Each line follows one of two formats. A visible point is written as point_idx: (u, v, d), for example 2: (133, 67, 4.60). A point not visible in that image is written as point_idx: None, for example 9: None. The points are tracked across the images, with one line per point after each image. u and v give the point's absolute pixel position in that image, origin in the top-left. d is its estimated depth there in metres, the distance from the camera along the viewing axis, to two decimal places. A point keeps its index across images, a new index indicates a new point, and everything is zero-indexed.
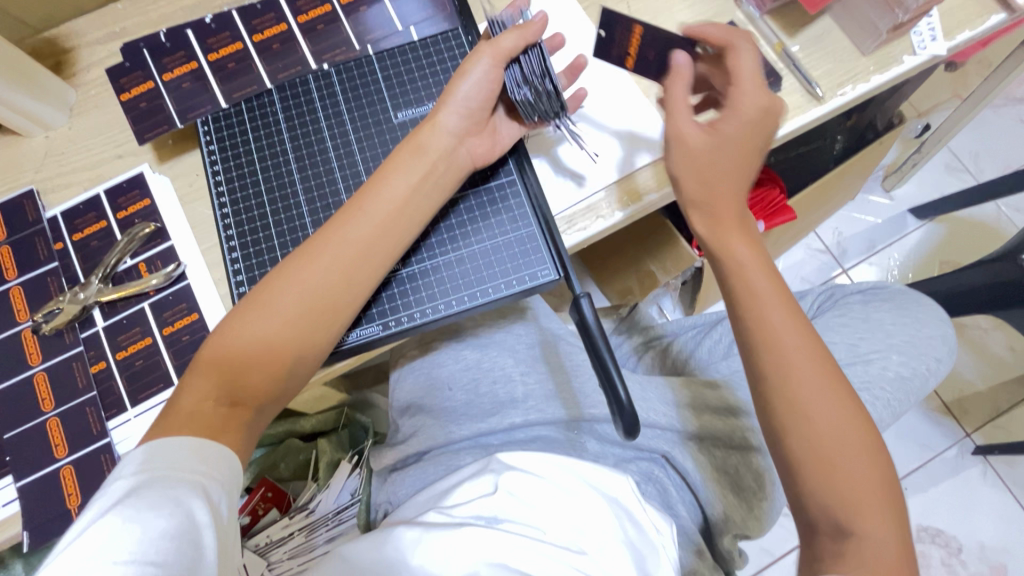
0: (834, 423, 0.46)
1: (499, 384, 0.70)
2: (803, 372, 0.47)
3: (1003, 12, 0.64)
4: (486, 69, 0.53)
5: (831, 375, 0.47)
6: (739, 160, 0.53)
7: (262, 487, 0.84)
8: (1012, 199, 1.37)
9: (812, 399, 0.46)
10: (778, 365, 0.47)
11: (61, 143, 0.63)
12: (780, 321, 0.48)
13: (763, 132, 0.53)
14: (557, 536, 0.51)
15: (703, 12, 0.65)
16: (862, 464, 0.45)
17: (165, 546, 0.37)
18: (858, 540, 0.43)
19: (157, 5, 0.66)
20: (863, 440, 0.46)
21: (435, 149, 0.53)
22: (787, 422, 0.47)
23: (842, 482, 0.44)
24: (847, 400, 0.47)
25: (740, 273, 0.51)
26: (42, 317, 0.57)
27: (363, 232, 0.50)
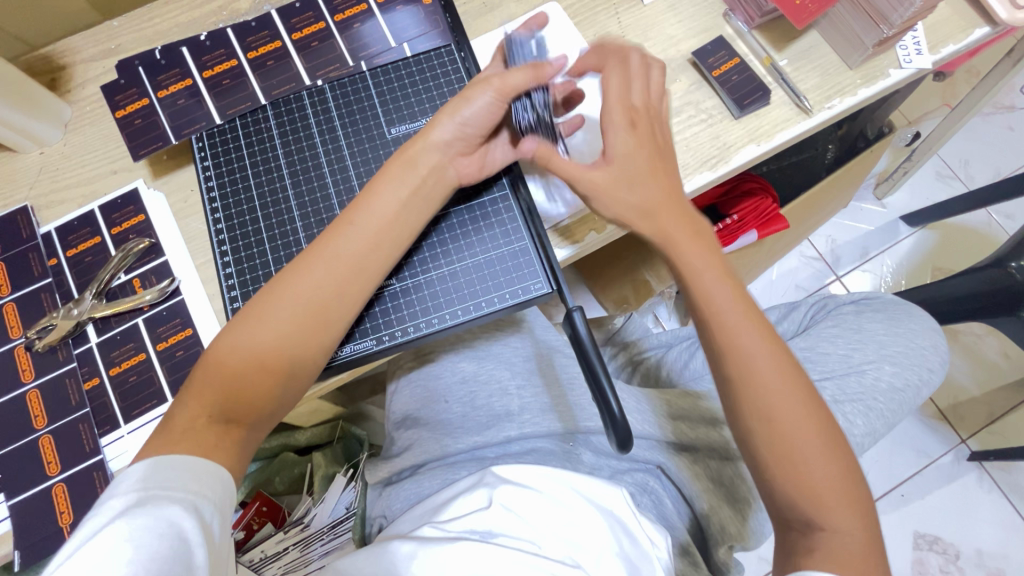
0: (802, 425, 0.47)
1: (495, 396, 0.70)
2: (764, 372, 0.47)
3: (987, 26, 0.65)
4: (489, 101, 0.54)
5: (797, 379, 0.48)
6: (657, 172, 0.52)
7: (257, 502, 0.83)
8: (1003, 206, 1.38)
9: (780, 406, 0.47)
10: (743, 373, 0.48)
11: (56, 160, 0.63)
12: (736, 319, 0.49)
13: (648, 135, 0.53)
14: (552, 551, 0.51)
15: (693, 27, 0.66)
16: (827, 462, 0.46)
17: (155, 568, 0.36)
18: (826, 534, 0.46)
19: (153, 22, 0.66)
20: (828, 440, 0.47)
21: (425, 164, 0.54)
22: (754, 421, 0.48)
23: (810, 482, 0.46)
24: (809, 397, 0.48)
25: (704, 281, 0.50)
26: (35, 333, 0.57)
27: (355, 248, 0.51)
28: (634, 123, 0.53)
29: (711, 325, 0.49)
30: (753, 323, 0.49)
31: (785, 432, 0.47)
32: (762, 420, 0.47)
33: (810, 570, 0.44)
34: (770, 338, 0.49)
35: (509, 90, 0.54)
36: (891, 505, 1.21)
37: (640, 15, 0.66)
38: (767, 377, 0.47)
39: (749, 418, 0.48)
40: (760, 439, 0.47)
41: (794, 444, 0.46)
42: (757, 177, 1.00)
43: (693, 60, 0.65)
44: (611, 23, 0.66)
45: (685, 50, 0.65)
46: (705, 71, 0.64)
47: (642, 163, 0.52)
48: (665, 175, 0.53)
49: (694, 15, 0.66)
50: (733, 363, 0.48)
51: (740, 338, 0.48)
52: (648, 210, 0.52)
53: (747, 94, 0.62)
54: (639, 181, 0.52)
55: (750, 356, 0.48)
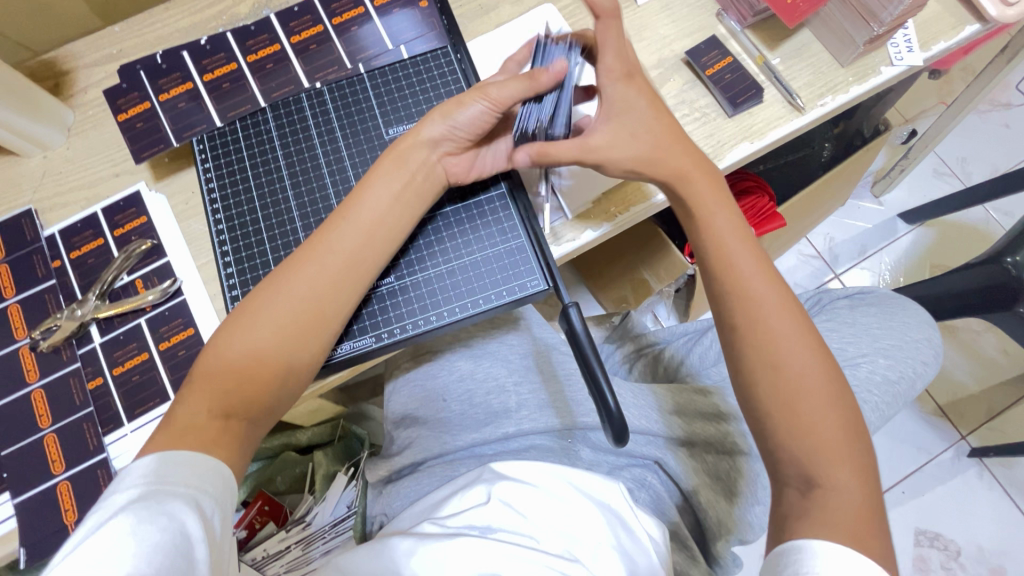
0: (806, 370, 0.48)
1: (493, 394, 0.70)
2: (772, 324, 0.50)
3: (977, 23, 0.66)
4: (482, 108, 0.54)
5: (806, 329, 0.50)
6: (665, 131, 0.55)
7: (259, 501, 0.84)
8: (999, 203, 1.39)
9: (787, 349, 0.49)
10: (751, 322, 0.50)
11: (60, 163, 0.64)
12: (754, 277, 0.52)
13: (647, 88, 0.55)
14: (550, 545, 0.52)
15: (686, 27, 0.67)
16: (830, 418, 0.47)
17: (157, 560, 0.37)
18: (823, 491, 0.46)
19: (154, 28, 0.67)
20: (831, 390, 0.48)
21: (416, 162, 0.55)
22: (758, 369, 0.49)
23: (811, 428, 0.47)
24: (817, 353, 0.49)
25: (721, 237, 0.54)
26: (39, 334, 0.57)
27: (351, 244, 0.52)
28: (630, 76, 0.55)
29: (726, 276, 0.52)
30: (765, 276, 0.52)
31: (790, 376, 0.48)
32: (766, 362, 0.49)
33: (802, 537, 0.44)
34: (782, 291, 0.51)
35: (503, 101, 0.53)
36: (892, 502, 1.21)
37: (633, 16, 0.67)
38: (774, 322, 0.50)
39: (753, 360, 0.50)
40: (764, 382, 0.49)
41: (797, 388, 0.48)
42: (752, 176, 1.01)
43: (686, 60, 0.65)
44: None
45: (678, 49, 0.66)
46: (698, 70, 0.65)
47: (643, 115, 0.55)
48: (677, 137, 0.55)
49: (687, 15, 0.67)
50: (742, 308, 0.51)
51: (751, 287, 0.51)
52: (655, 167, 0.54)
53: (740, 93, 0.63)
54: (641, 134, 0.54)
55: (759, 303, 0.51)
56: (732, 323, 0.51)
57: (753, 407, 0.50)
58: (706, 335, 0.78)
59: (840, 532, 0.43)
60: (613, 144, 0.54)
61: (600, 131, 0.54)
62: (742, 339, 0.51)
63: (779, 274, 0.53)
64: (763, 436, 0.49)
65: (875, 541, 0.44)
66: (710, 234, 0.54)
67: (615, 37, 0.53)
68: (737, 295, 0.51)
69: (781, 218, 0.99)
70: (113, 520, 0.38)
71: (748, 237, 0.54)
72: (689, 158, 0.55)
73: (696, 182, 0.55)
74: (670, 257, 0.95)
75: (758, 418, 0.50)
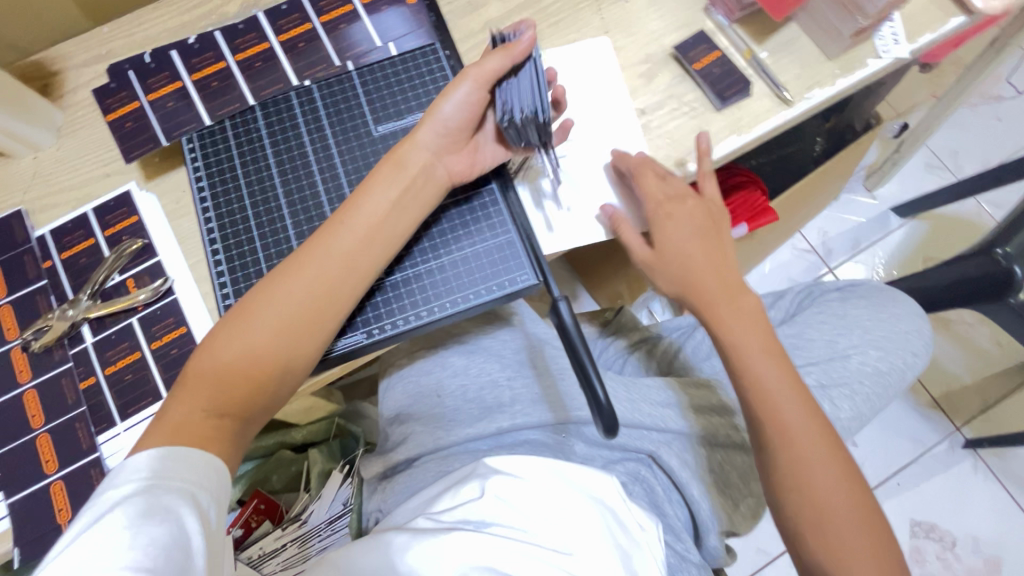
0: (832, 489, 0.53)
1: (487, 389, 0.71)
2: (803, 442, 0.54)
3: (963, 15, 0.66)
4: (468, 91, 0.55)
5: (832, 445, 0.54)
6: (707, 257, 0.60)
7: (255, 500, 0.84)
8: (991, 195, 1.40)
9: (816, 472, 0.53)
10: (783, 442, 0.54)
11: (50, 163, 0.64)
12: (782, 398, 0.55)
13: (692, 213, 0.60)
14: (543, 538, 0.52)
15: (674, 21, 0.67)
16: (859, 533, 0.52)
17: (155, 553, 0.38)
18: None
19: (143, 27, 0.67)
20: (856, 502, 0.53)
21: (414, 165, 0.55)
22: (789, 485, 0.54)
23: (839, 544, 0.51)
24: (841, 465, 0.54)
25: (753, 361, 0.57)
26: (31, 334, 0.57)
27: (347, 245, 0.52)
28: (676, 202, 0.60)
29: (757, 397, 0.56)
30: (795, 397, 0.55)
31: (817, 496, 0.53)
32: (797, 486, 0.53)
33: None
34: (809, 408, 0.55)
35: (487, 75, 0.54)
36: (887, 494, 1.22)
37: (622, 11, 0.67)
38: (805, 443, 0.54)
39: (784, 481, 0.54)
40: (795, 501, 0.53)
41: (826, 507, 0.52)
42: (745, 171, 1.01)
43: (675, 54, 0.66)
44: (594, 19, 0.67)
45: (667, 43, 0.66)
46: (686, 64, 0.65)
47: (675, 227, 0.60)
48: (715, 263, 0.60)
49: (675, 9, 0.67)
50: (778, 435, 0.54)
51: (783, 411, 0.55)
52: (693, 294, 0.60)
53: (728, 86, 0.64)
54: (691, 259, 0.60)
55: (791, 429, 0.54)
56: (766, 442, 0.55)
57: (786, 518, 0.54)
58: (698, 330, 0.81)
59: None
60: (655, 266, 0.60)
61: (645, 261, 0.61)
62: (776, 462, 0.54)
63: (806, 389, 0.56)
64: (793, 534, 0.54)
65: None
66: (740, 358, 0.57)
67: (652, 178, 0.59)
68: (769, 419, 0.55)
69: (773, 211, 0.99)
70: (112, 514, 0.38)
71: (779, 353, 0.58)
72: (721, 280, 0.59)
73: (729, 307, 0.59)
74: None
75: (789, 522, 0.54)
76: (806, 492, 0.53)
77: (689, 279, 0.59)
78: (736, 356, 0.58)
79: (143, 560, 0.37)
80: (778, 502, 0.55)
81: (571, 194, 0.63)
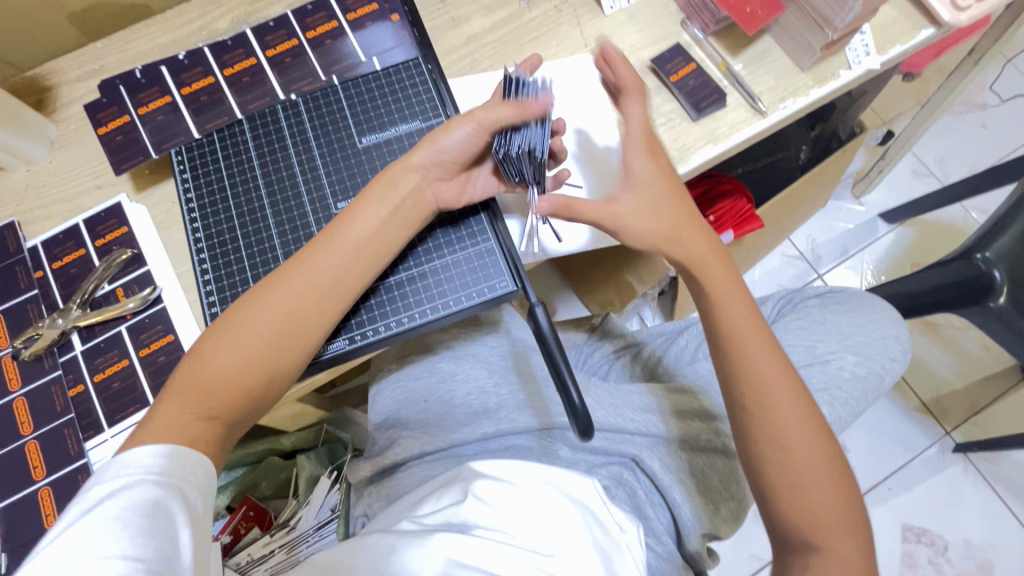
0: (809, 447, 0.52)
1: (471, 395, 0.72)
2: (776, 389, 0.53)
3: (932, 27, 0.68)
4: (468, 132, 0.56)
5: (808, 407, 0.53)
6: (681, 210, 0.59)
7: (244, 506, 0.85)
8: (976, 201, 1.41)
9: (791, 428, 0.52)
10: (756, 390, 0.54)
11: (42, 176, 0.65)
12: (758, 344, 0.55)
13: (664, 164, 0.60)
14: (526, 541, 0.51)
15: (652, 35, 0.69)
16: (828, 487, 0.51)
17: (146, 542, 0.39)
18: (823, 557, 0.49)
19: (135, 44, 0.69)
20: (828, 458, 0.52)
21: (406, 186, 0.56)
22: (763, 437, 0.53)
23: (810, 499, 0.51)
24: (813, 421, 0.53)
25: (731, 318, 0.57)
26: (21, 343, 0.59)
27: (338, 258, 0.53)
28: (652, 151, 0.59)
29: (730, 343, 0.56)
30: (770, 355, 0.55)
31: (795, 453, 0.52)
32: (774, 443, 0.52)
33: None
34: (785, 368, 0.55)
35: (488, 121, 0.55)
36: (879, 499, 1.22)
37: (601, 25, 0.69)
38: (782, 402, 0.53)
39: (761, 440, 0.53)
40: (772, 461, 0.52)
41: (801, 466, 0.51)
42: (731, 179, 1.02)
43: (652, 67, 0.68)
44: (573, 33, 0.69)
45: (645, 57, 0.68)
46: (663, 76, 0.67)
47: (652, 165, 0.59)
48: (691, 220, 0.60)
49: (653, 24, 0.69)
50: (755, 392, 0.54)
51: (761, 370, 0.54)
52: (671, 245, 0.58)
53: (704, 98, 0.65)
54: (661, 210, 0.58)
55: (768, 386, 0.53)
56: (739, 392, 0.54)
57: (762, 485, 0.53)
58: (681, 335, 0.82)
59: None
60: (636, 210, 0.57)
61: (625, 198, 0.58)
62: (752, 420, 0.53)
63: (779, 349, 0.56)
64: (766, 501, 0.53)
65: None
66: (720, 313, 0.57)
67: (638, 110, 0.60)
68: (747, 376, 0.54)
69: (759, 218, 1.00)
70: (101, 507, 0.40)
71: (755, 314, 0.58)
72: (701, 238, 0.59)
73: (708, 264, 0.59)
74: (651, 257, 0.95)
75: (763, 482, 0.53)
76: (785, 450, 0.52)
77: (666, 226, 0.58)
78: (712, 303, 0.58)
79: (132, 549, 0.38)
80: (755, 464, 0.53)
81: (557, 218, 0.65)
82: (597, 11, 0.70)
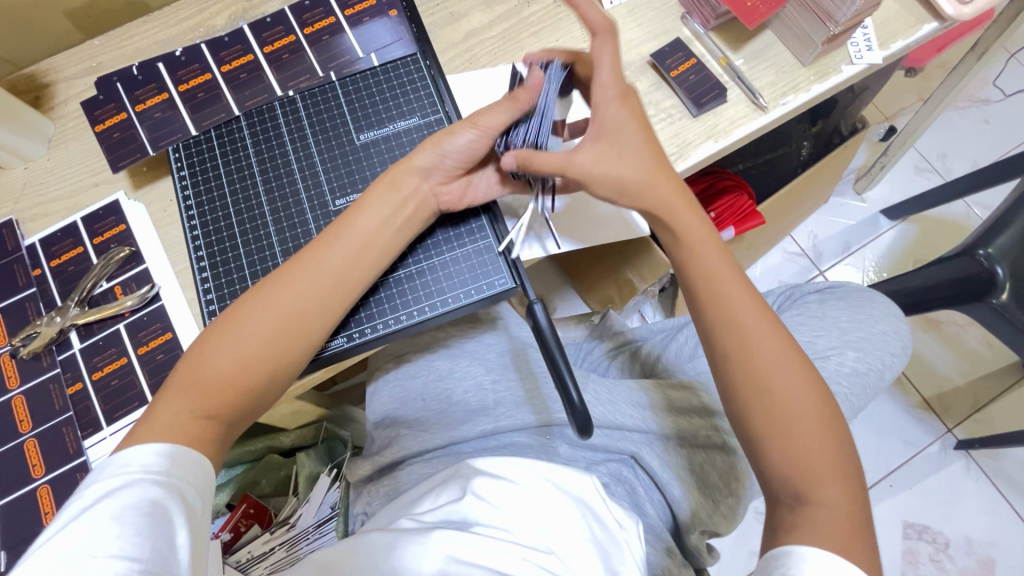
0: (797, 394, 0.51)
1: (471, 393, 0.71)
2: (759, 339, 0.53)
3: (935, 21, 0.68)
4: (472, 138, 0.56)
5: (795, 354, 0.52)
6: (653, 156, 0.57)
7: (244, 504, 0.85)
8: (979, 197, 1.41)
9: (776, 374, 0.51)
10: (740, 340, 0.53)
11: (40, 174, 0.65)
12: (737, 296, 0.55)
13: (637, 109, 0.57)
14: (525, 538, 0.51)
15: (652, 30, 0.68)
16: (818, 437, 0.50)
17: (143, 543, 0.38)
18: (813, 508, 0.48)
19: (132, 40, 0.69)
20: (820, 410, 0.51)
21: (408, 188, 0.57)
22: (750, 393, 0.52)
23: (803, 451, 0.49)
24: (805, 373, 0.52)
25: (708, 268, 0.56)
26: (19, 341, 0.58)
27: (340, 259, 0.53)
28: (625, 97, 0.56)
29: (710, 295, 0.55)
30: (753, 304, 0.54)
31: (781, 399, 0.51)
32: (759, 389, 0.51)
33: (795, 545, 0.46)
34: (770, 317, 0.54)
35: (492, 127, 0.55)
36: (880, 496, 1.22)
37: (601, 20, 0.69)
38: (765, 348, 0.52)
39: (744, 387, 0.52)
40: (757, 408, 0.51)
41: (788, 411, 0.50)
42: (733, 176, 1.02)
43: (652, 62, 0.67)
44: (572, 28, 0.69)
45: (644, 52, 0.68)
46: (663, 72, 0.66)
47: (622, 112, 0.56)
48: (665, 166, 0.58)
49: (652, 18, 0.69)
50: (737, 340, 0.53)
51: (744, 319, 0.53)
52: (641, 193, 0.56)
53: (704, 93, 0.65)
54: (629, 156, 0.56)
55: (751, 333, 0.53)
56: (722, 347, 0.54)
57: (749, 436, 0.52)
58: (681, 332, 0.81)
59: (831, 543, 0.45)
60: (598, 161, 0.56)
61: (587, 149, 0.56)
62: (734, 368, 0.53)
63: (762, 298, 0.56)
64: (756, 455, 0.52)
65: (862, 550, 0.46)
66: (697, 263, 0.57)
67: (610, 53, 0.55)
68: (728, 323, 0.54)
69: (759, 215, 0.99)
70: (99, 507, 0.39)
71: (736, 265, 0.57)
72: (676, 184, 0.58)
73: (683, 212, 0.57)
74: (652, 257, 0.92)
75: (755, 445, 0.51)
76: (770, 396, 0.51)
77: (634, 173, 0.56)
78: (692, 259, 0.57)
79: (131, 550, 0.38)
80: (743, 413, 0.52)
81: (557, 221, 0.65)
82: (596, 6, 0.69)
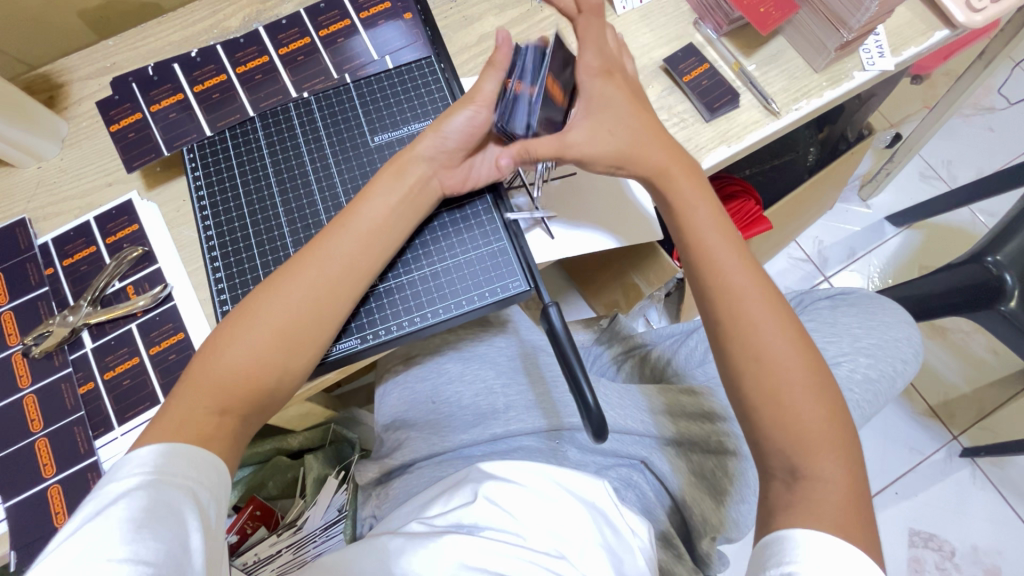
0: (790, 361, 0.51)
1: (481, 396, 0.71)
2: (751, 304, 0.53)
3: (946, 29, 0.68)
4: (471, 114, 0.57)
5: (787, 321, 0.52)
6: (644, 133, 0.58)
7: (251, 506, 0.85)
8: (984, 205, 1.41)
9: (766, 340, 0.51)
10: (732, 306, 0.53)
11: (53, 174, 0.65)
12: (729, 261, 0.55)
13: (625, 84, 0.59)
14: (536, 543, 0.50)
15: (664, 35, 0.69)
16: (814, 405, 0.49)
17: (155, 546, 0.38)
18: (808, 483, 0.47)
19: (147, 41, 0.69)
20: (817, 380, 0.50)
21: (414, 175, 0.57)
22: (743, 360, 0.52)
23: (797, 419, 0.49)
24: (799, 341, 0.52)
25: (700, 237, 0.57)
26: (31, 340, 0.58)
27: (351, 254, 0.53)
28: (609, 74, 0.59)
29: (702, 263, 0.56)
30: (744, 271, 0.55)
31: (771, 366, 0.51)
32: (749, 356, 0.51)
33: (789, 527, 0.45)
34: (761, 283, 0.54)
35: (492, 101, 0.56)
36: (886, 503, 1.21)
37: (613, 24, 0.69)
38: (757, 313, 0.52)
39: (737, 355, 0.52)
40: (749, 375, 0.51)
41: (779, 378, 0.50)
42: (740, 180, 1.02)
43: (664, 67, 0.67)
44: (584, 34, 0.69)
45: (657, 57, 0.68)
46: (676, 77, 0.66)
47: (624, 115, 0.58)
48: (655, 135, 0.59)
49: (665, 24, 0.69)
50: (727, 305, 0.53)
51: (733, 285, 0.54)
52: (635, 165, 0.58)
53: (717, 98, 0.65)
54: (618, 130, 0.57)
55: (742, 298, 0.53)
56: (715, 314, 0.54)
57: (756, 429, 0.51)
58: (691, 337, 0.80)
59: (827, 524, 0.44)
60: (592, 137, 0.57)
61: (579, 126, 0.57)
62: (726, 332, 0.53)
63: (756, 266, 0.56)
64: (753, 433, 0.51)
65: (860, 527, 0.45)
66: (690, 229, 0.57)
67: (596, 32, 0.59)
68: (719, 289, 0.54)
69: (767, 220, 1.00)
70: (113, 509, 0.39)
71: (728, 232, 0.57)
72: (666, 155, 0.58)
73: (675, 182, 0.58)
74: (659, 261, 0.93)
75: (761, 446, 0.51)
76: (760, 363, 0.51)
77: (630, 149, 0.57)
78: (686, 227, 0.57)
79: (143, 554, 0.37)
80: (734, 383, 0.52)
81: (563, 210, 0.68)
82: (609, 10, 0.70)
